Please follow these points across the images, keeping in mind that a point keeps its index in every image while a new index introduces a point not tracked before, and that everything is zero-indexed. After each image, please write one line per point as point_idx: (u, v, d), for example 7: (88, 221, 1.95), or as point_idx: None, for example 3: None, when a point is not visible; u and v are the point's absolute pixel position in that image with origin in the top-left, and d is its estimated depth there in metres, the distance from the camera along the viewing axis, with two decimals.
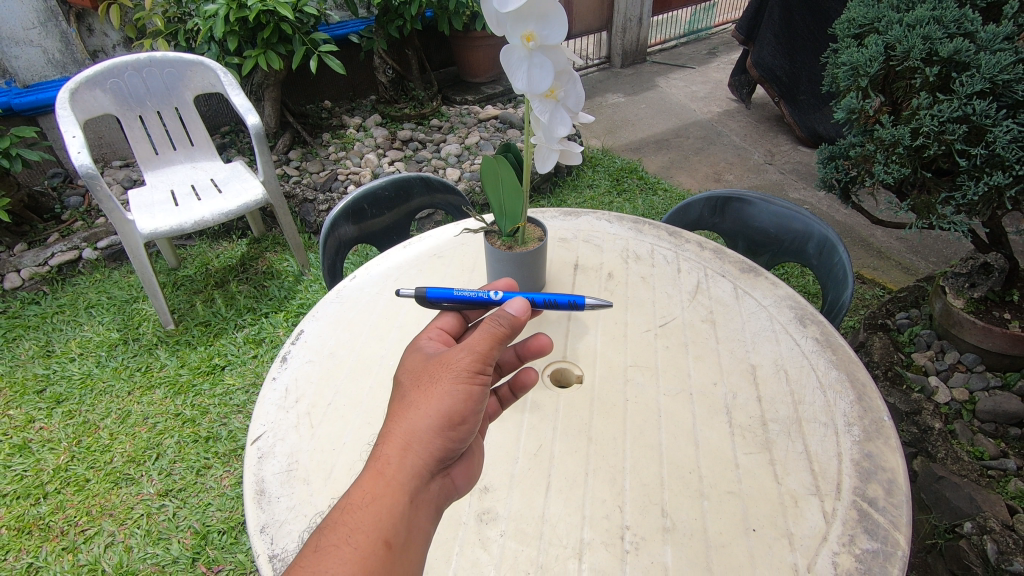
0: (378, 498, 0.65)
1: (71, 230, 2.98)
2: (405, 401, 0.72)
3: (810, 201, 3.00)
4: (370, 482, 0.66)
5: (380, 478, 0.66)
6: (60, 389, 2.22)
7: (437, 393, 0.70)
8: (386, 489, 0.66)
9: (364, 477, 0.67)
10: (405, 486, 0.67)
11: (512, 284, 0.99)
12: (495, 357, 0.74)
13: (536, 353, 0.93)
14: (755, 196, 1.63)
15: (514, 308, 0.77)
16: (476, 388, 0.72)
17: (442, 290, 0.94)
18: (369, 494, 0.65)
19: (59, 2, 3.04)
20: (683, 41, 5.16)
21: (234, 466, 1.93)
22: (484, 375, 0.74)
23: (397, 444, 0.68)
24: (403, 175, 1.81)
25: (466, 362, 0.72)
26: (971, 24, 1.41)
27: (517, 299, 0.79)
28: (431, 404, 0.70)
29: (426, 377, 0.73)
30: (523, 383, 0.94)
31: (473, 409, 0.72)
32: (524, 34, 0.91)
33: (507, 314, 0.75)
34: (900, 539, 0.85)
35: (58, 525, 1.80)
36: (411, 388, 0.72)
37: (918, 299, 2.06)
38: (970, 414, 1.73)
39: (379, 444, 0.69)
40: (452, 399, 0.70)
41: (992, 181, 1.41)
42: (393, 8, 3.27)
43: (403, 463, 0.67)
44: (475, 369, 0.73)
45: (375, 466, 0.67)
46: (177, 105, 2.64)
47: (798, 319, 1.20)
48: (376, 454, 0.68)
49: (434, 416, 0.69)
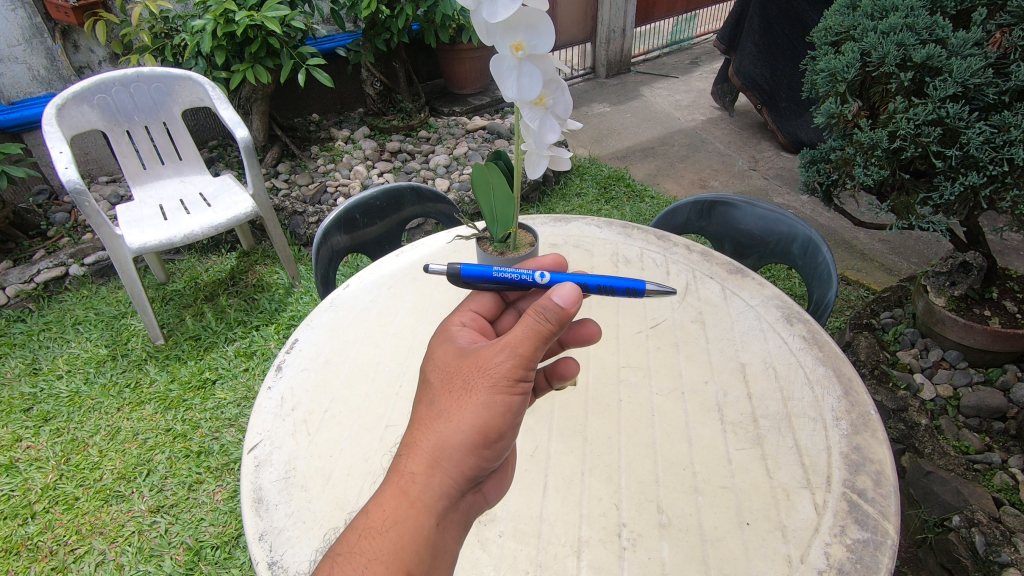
0: (401, 520, 0.66)
1: (57, 247, 2.95)
2: (435, 410, 0.71)
3: (794, 205, 3.06)
4: (394, 501, 0.67)
5: (404, 498, 0.67)
6: (48, 406, 2.19)
7: (472, 406, 0.70)
8: (410, 512, 0.67)
9: (388, 494, 0.67)
10: (430, 507, 0.68)
11: (558, 262, 0.96)
12: (537, 362, 0.73)
13: (581, 340, 0.96)
14: (740, 199, 1.67)
15: (562, 295, 0.72)
16: (514, 399, 0.72)
17: (481, 270, 0.91)
18: (391, 517, 0.66)
19: (44, 19, 3.04)
20: (666, 51, 5.25)
21: (227, 481, 1.91)
22: (524, 383, 0.72)
23: (424, 461, 0.68)
24: (395, 185, 1.83)
25: (505, 369, 0.71)
26: (942, 30, 1.46)
27: (568, 282, 0.74)
28: (464, 418, 0.70)
29: (459, 383, 0.72)
30: (562, 373, 0.95)
31: (508, 423, 0.72)
32: (513, 44, 0.93)
33: (557, 306, 0.71)
34: (889, 528, 0.87)
35: (47, 545, 1.78)
36: (443, 396, 0.72)
37: (902, 299, 2.10)
38: (955, 410, 1.76)
39: (406, 456, 0.69)
40: (487, 413, 0.70)
41: (968, 181, 1.46)
42: (380, 22, 3.29)
43: (429, 482, 0.68)
44: (515, 377, 0.71)
45: (400, 484, 0.68)
46: (165, 120, 2.65)
47: (785, 318, 1.23)
48: (402, 469, 0.69)
49: (466, 432, 0.69)
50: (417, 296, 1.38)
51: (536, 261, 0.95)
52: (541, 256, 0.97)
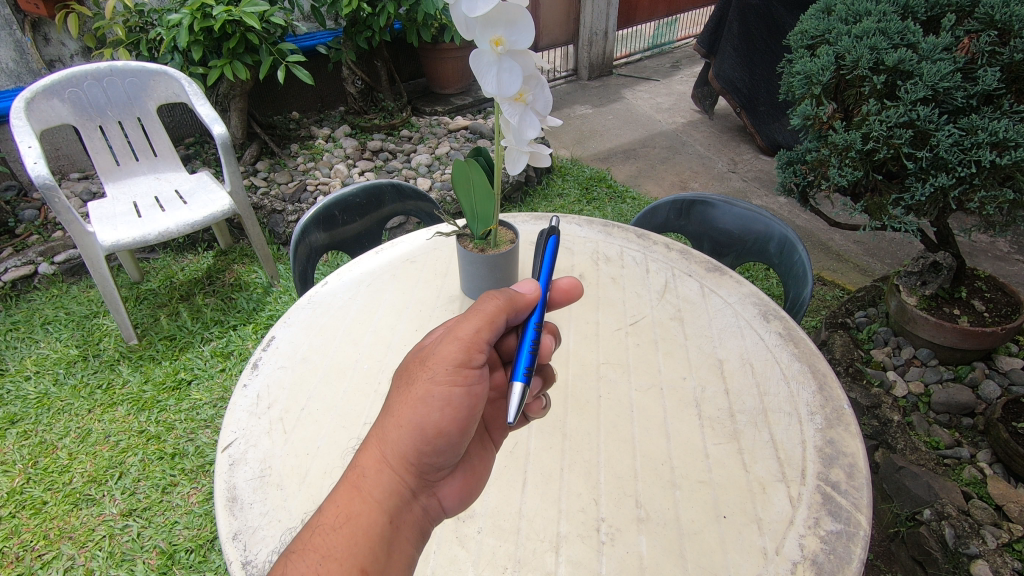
0: (352, 517, 0.68)
1: (26, 245, 2.86)
2: (386, 409, 0.75)
3: (772, 206, 3.11)
4: (345, 498, 0.70)
5: (355, 493, 0.70)
6: (14, 409, 2.13)
7: (414, 402, 0.73)
8: (361, 508, 0.69)
9: (340, 492, 0.70)
10: (381, 504, 0.71)
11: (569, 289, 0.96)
12: (479, 349, 0.77)
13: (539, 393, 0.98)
14: (718, 199, 1.69)
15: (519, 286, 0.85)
16: (455, 391, 0.74)
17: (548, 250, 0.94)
18: (342, 513, 0.68)
19: (13, 10, 2.97)
20: (647, 55, 5.31)
21: (202, 483, 1.87)
22: (465, 375, 0.75)
23: (372, 456, 0.72)
24: (375, 183, 1.81)
25: (445, 359, 0.75)
26: (914, 35, 1.50)
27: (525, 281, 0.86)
28: (406, 414, 0.73)
29: (405, 380, 0.76)
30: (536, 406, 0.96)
31: (450, 417, 0.74)
32: (492, 39, 0.93)
33: (517, 292, 0.83)
34: (862, 520, 0.88)
35: (13, 551, 1.72)
36: (392, 392, 0.76)
37: (875, 299, 2.16)
38: (926, 406, 1.80)
39: (358, 453, 0.73)
40: (428, 406, 0.73)
41: (937, 182, 1.49)
42: (361, 20, 3.26)
43: (378, 477, 0.71)
44: (455, 367, 0.75)
45: (351, 481, 0.71)
46: (139, 115, 2.59)
47: (762, 315, 1.25)
48: (352, 467, 0.72)
49: (408, 426, 0.72)
50: (397, 294, 1.37)
51: (553, 284, 0.95)
52: (556, 279, 0.96)
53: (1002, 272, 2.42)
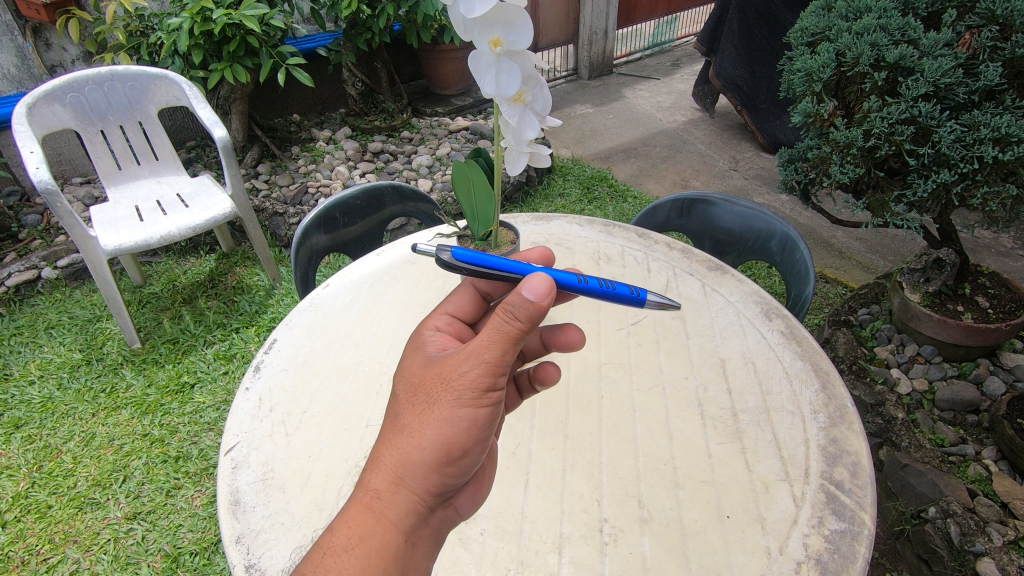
0: (368, 538, 0.67)
1: (29, 250, 2.87)
2: (400, 424, 0.72)
3: (773, 204, 3.10)
4: (358, 519, 0.68)
5: (369, 514, 0.68)
6: (19, 414, 2.13)
7: (435, 422, 0.71)
8: (375, 529, 0.68)
9: (352, 512, 0.69)
10: (397, 524, 0.70)
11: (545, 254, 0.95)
12: (505, 368, 0.72)
13: (562, 347, 0.96)
14: (720, 197, 1.68)
15: (533, 289, 0.70)
16: (480, 413, 0.72)
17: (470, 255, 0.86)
18: (356, 534, 0.67)
19: (14, 16, 2.98)
20: (648, 53, 5.31)
21: (206, 486, 1.88)
22: (492, 394, 0.73)
23: (387, 477, 0.70)
24: (375, 184, 1.81)
25: (470, 381, 0.71)
26: (915, 31, 1.49)
27: (538, 275, 0.72)
28: (426, 434, 0.70)
29: (422, 397, 0.73)
30: (543, 378, 0.95)
31: (473, 438, 0.73)
32: (490, 39, 0.93)
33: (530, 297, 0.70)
34: (866, 519, 0.87)
35: (18, 555, 1.73)
36: (407, 409, 0.73)
37: (878, 296, 2.15)
38: (930, 403, 1.79)
39: (370, 472, 0.70)
40: (451, 427, 0.71)
41: (940, 179, 1.48)
42: (361, 22, 3.26)
43: (394, 499, 0.69)
44: (480, 388, 0.71)
45: (364, 501, 0.69)
46: (140, 119, 2.60)
47: (764, 313, 1.24)
48: (365, 486, 0.70)
49: (429, 448, 0.70)
50: (398, 295, 1.37)
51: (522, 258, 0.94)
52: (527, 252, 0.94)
53: (1006, 268, 2.41)
